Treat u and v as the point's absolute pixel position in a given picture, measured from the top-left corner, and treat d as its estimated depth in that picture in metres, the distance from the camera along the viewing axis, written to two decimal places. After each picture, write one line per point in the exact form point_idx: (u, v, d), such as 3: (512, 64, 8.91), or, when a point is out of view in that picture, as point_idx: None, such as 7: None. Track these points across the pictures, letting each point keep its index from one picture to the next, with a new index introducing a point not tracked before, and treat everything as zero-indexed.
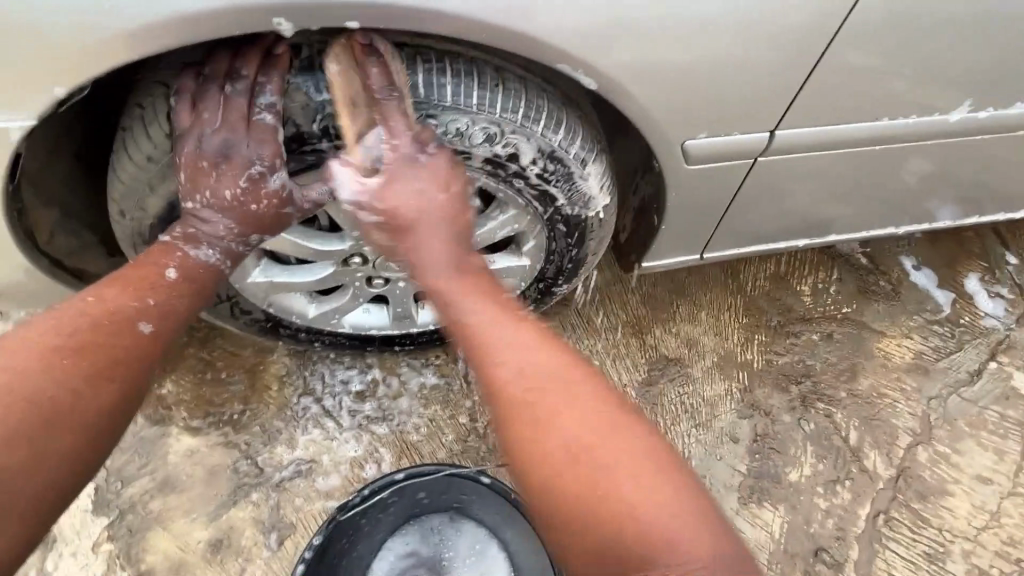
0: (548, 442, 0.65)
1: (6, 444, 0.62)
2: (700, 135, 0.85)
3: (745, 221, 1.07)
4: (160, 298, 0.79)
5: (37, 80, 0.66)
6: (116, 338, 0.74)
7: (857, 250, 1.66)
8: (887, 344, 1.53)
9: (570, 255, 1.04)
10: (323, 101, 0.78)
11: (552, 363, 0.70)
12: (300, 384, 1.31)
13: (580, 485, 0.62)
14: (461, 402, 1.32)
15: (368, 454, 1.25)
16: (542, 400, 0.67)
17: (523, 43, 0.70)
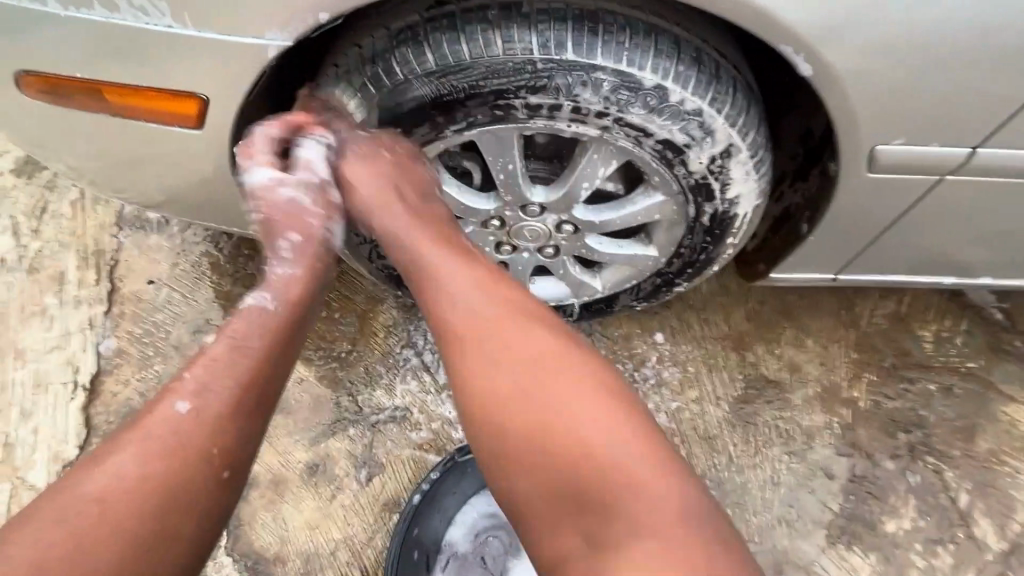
0: (494, 386, 0.69)
1: None
2: (895, 141, 0.78)
3: (894, 248, 1.00)
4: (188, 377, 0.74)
5: (302, 6, 0.70)
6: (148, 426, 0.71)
7: (993, 303, 1.50)
8: (1015, 410, 1.39)
9: (698, 252, 1.04)
10: (515, 57, 0.72)
11: (470, 319, 0.72)
12: (403, 336, 1.36)
13: (539, 437, 0.65)
14: None
15: (459, 414, 1.29)
16: (483, 334, 0.71)
17: (759, 21, 0.66)
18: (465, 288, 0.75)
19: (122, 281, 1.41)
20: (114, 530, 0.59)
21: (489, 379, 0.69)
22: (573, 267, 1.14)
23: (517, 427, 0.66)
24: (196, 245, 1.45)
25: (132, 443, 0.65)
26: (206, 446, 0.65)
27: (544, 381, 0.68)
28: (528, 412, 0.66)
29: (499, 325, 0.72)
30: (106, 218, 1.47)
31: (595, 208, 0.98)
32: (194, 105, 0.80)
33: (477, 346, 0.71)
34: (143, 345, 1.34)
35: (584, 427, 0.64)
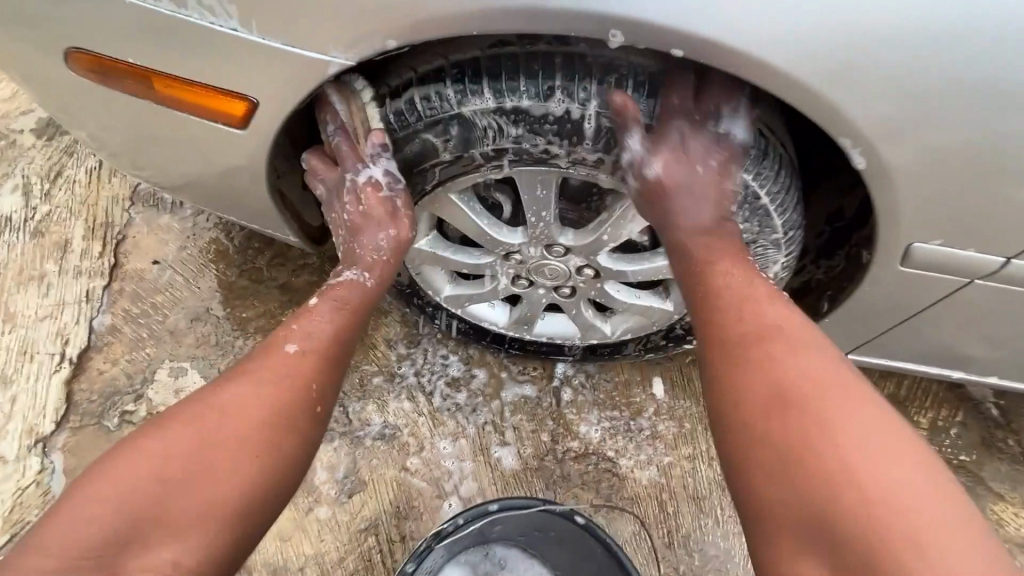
0: (755, 422, 0.66)
1: (199, 455, 0.68)
2: (934, 241, 0.79)
3: (909, 336, 1.00)
4: (312, 322, 0.83)
5: (372, 31, 0.68)
6: (277, 362, 0.78)
7: (989, 398, 1.49)
8: (1003, 509, 1.38)
9: None
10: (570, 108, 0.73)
11: (827, 373, 0.66)
12: (403, 352, 1.34)
13: (786, 461, 0.62)
14: (547, 420, 1.31)
15: (448, 440, 1.26)
16: (827, 405, 0.63)
17: (820, 110, 0.67)
18: (733, 282, 0.76)
19: (125, 257, 1.38)
20: (243, 465, 0.69)
21: (740, 410, 0.67)
22: (586, 309, 1.14)
23: (741, 387, 0.69)
24: (206, 231, 1.43)
25: (276, 358, 0.78)
26: (299, 410, 0.75)
27: (781, 386, 0.66)
28: (747, 313, 0.73)
29: (755, 307, 0.74)
30: (120, 192, 1.45)
31: (619, 256, 0.98)
32: (240, 106, 0.80)
33: (723, 331, 0.73)
34: (137, 326, 1.31)
35: (866, 416, 0.62)
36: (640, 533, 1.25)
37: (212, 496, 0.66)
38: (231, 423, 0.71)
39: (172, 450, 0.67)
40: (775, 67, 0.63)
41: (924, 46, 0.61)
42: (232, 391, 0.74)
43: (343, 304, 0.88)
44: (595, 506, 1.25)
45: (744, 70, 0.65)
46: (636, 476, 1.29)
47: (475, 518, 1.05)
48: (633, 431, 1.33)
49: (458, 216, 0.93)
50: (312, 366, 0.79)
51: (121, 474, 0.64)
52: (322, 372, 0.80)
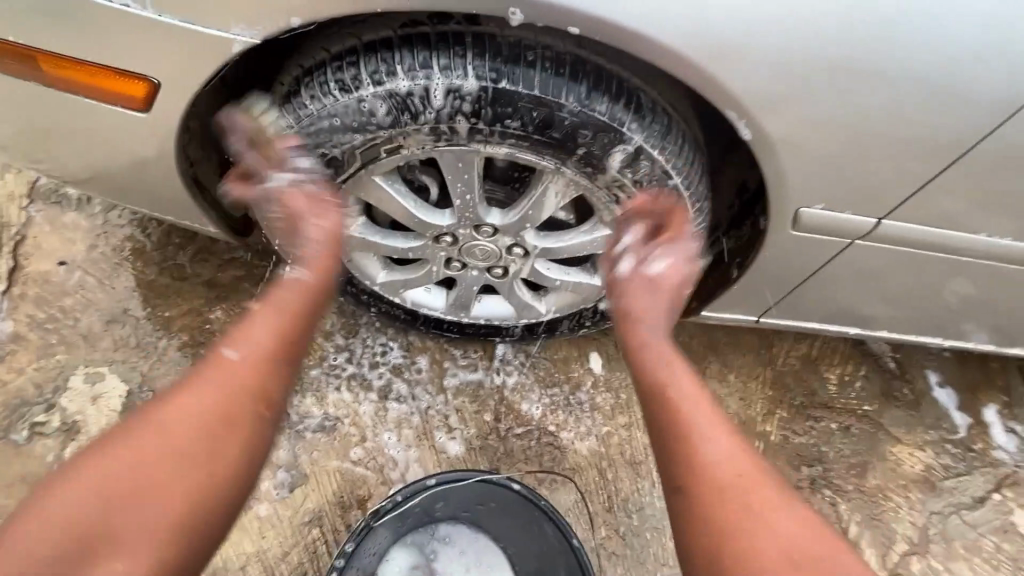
0: (674, 422, 0.81)
1: (141, 466, 0.69)
2: (816, 205, 0.88)
3: (809, 297, 1.10)
4: (255, 321, 0.82)
5: (277, 6, 0.68)
6: (213, 369, 0.78)
7: (887, 353, 1.65)
8: (900, 450, 1.55)
9: None
10: (481, 86, 0.76)
11: (689, 350, 0.89)
12: (341, 344, 1.32)
13: (687, 453, 0.78)
14: (489, 400, 1.34)
15: (391, 427, 1.27)
16: (686, 375, 0.86)
17: (719, 90, 0.73)
18: (655, 323, 0.91)
19: (27, 259, 1.28)
20: (195, 468, 0.71)
21: (659, 413, 0.82)
22: (521, 288, 1.17)
23: (665, 399, 0.83)
24: (120, 228, 1.34)
25: (215, 368, 0.78)
26: (249, 408, 0.77)
27: (690, 397, 0.82)
28: (649, 302, 0.93)
29: (672, 341, 0.90)
30: (17, 189, 1.34)
31: (546, 234, 1.01)
32: (136, 87, 0.77)
33: (648, 353, 0.88)
34: (45, 332, 1.22)
35: (745, 429, 0.82)
36: (582, 500, 1.30)
37: (169, 507, 0.69)
38: (176, 431, 0.72)
39: (120, 472, 0.69)
40: (677, 50, 0.70)
41: (785, 26, 0.68)
42: (179, 402, 0.75)
43: (288, 305, 0.85)
44: (538, 480, 1.29)
45: (650, 52, 0.71)
46: (577, 447, 1.34)
47: (414, 493, 1.07)
48: (573, 405, 1.38)
49: (384, 200, 0.92)
50: (252, 372, 0.79)
51: (73, 502, 0.67)
52: (271, 372, 0.80)
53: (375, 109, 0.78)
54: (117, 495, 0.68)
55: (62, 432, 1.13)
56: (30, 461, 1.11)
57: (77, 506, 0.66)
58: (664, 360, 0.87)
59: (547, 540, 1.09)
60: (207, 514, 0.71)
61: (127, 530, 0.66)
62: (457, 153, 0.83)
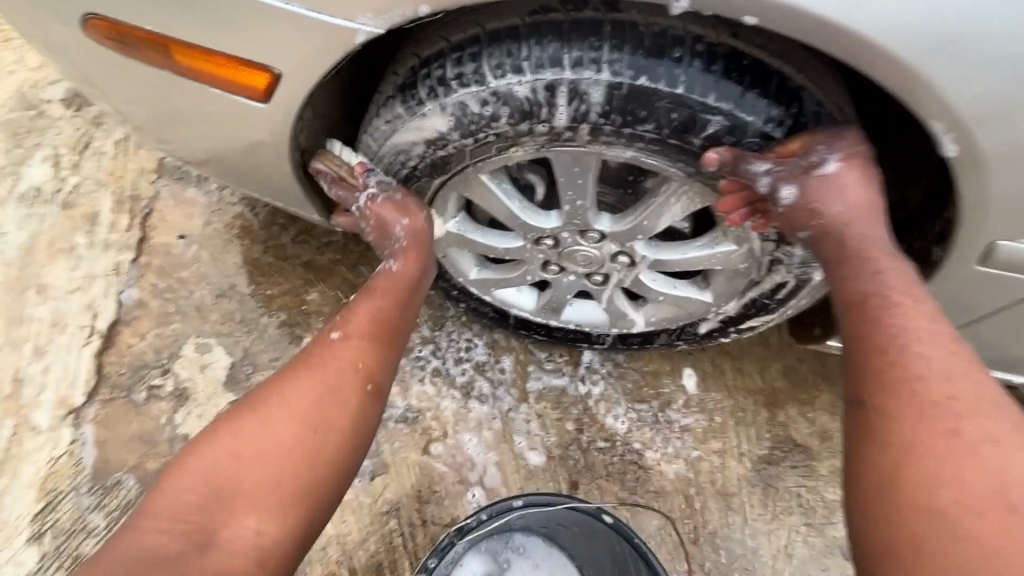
0: (894, 432, 0.63)
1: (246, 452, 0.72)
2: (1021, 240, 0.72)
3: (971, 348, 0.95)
4: (352, 310, 0.86)
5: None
6: (318, 349, 0.82)
7: None
8: None
9: (758, 307, 0.98)
10: (618, 82, 0.68)
11: (936, 333, 0.66)
12: (427, 336, 1.32)
13: (928, 473, 0.59)
14: (571, 408, 1.28)
15: (471, 425, 1.25)
16: (919, 366, 0.64)
17: (914, 91, 0.62)
18: (917, 322, 0.67)
19: (152, 231, 1.38)
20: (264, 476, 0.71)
21: (890, 422, 0.63)
22: (620, 298, 1.09)
23: (880, 389, 0.65)
24: (231, 206, 1.41)
25: (320, 350, 0.82)
26: (348, 377, 0.80)
27: (926, 414, 0.62)
28: (873, 268, 0.72)
29: (933, 346, 0.66)
30: (147, 164, 1.44)
31: (657, 243, 0.92)
32: (262, 79, 0.77)
33: (880, 355, 0.67)
34: (165, 301, 1.31)
35: (1012, 464, 0.58)
36: (665, 527, 1.22)
37: (287, 461, 0.72)
38: (278, 415, 0.75)
39: (248, 435, 0.73)
40: (872, 42, 0.59)
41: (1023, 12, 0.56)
42: (285, 386, 0.77)
43: (379, 300, 0.88)
44: (619, 499, 1.22)
45: (840, 45, 0.60)
46: (663, 469, 1.25)
47: (495, 512, 1.02)
48: (661, 423, 1.29)
49: (488, 200, 0.87)
50: (370, 326, 0.85)
51: (204, 465, 0.71)
52: (377, 340, 0.84)
53: (497, 102, 0.72)
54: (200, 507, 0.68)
55: (174, 396, 1.22)
56: (146, 420, 1.19)
57: (219, 451, 0.72)
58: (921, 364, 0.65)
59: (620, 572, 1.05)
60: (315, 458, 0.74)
61: (266, 453, 0.72)
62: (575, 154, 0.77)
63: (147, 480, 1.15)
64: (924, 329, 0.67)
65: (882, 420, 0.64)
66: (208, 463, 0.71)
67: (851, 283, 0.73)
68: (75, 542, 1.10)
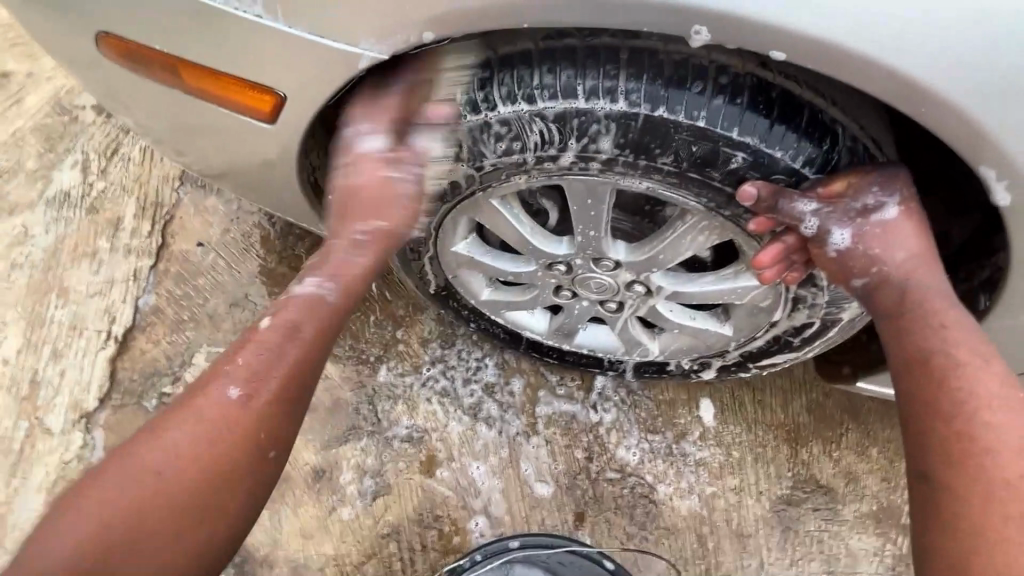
0: (972, 514, 0.57)
1: (129, 527, 0.63)
2: None
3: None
4: (252, 355, 0.71)
5: (411, 19, 0.62)
6: (207, 403, 0.69)
7: None
8: None
9: (780, 344, 0.93)
10: (636, 112, 0.65)
11: (1001, 397, 0.62)
12: (437, 354, 1.30)
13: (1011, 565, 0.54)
14: (581, 436, 1.25)
15: (477, 448, 1.22)
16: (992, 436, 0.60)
17: (960, 132, 0.58)
18: (987, 386, 0.62)
19: (172, 238, 1.40)
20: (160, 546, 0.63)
21: (968, 503, 0.57)
22: (635, 326, 1.05)
23: (956, 462, 0.60)
24: (249, 216, 1.42)
25: (211, 405, 0.69)
26: (245, 451, 0.68)
27: (999, 493, 0.57)
28: (928, 321, 0.68)
29: (1002, 411, 0.61)
30: (171, 172, 1.46)
31: (674, 273, 0.88)
32: (269, 99, 0.76)
33: (946, 421, 0.62)
34: (180, 309, 1.32)
35: None
36: (675, 566, 1.16)
37: (182, 520, 0.64)
38: (168, 483, 0.65)
39: (123, 499, 0.64)
40: (920, 81, 0.55)
41: None
42: (176, 441, 0.67)
43: (292, 334, 0.73)
44: (628, 534, 1.17)
45: (887, 85, 0.57)
46: (675, 504, 1.20)
47: (487, 552, 1.02)
48: (675, 455, 1.24)
49: (499, 224, 0.85)
50: (275, 381, 0.71)
51: (74, 529, 0.61)
52: (282, 404, 0.71)
53: (509, 129, 0.70)
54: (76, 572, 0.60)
55: None
56: None
57: (104, 508, 0.63)
58: (992, 436, 0.60)
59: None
60: (215, 526, 0.67)
61: (155, 529, 0.63)
62: (588, 184, 0.73)
63: None
64: (995, 392, 0.62)
65: (954, 498, 0.58)
66: (81, 522, 0.62)
67: (908, 344, 0.68)
68: None
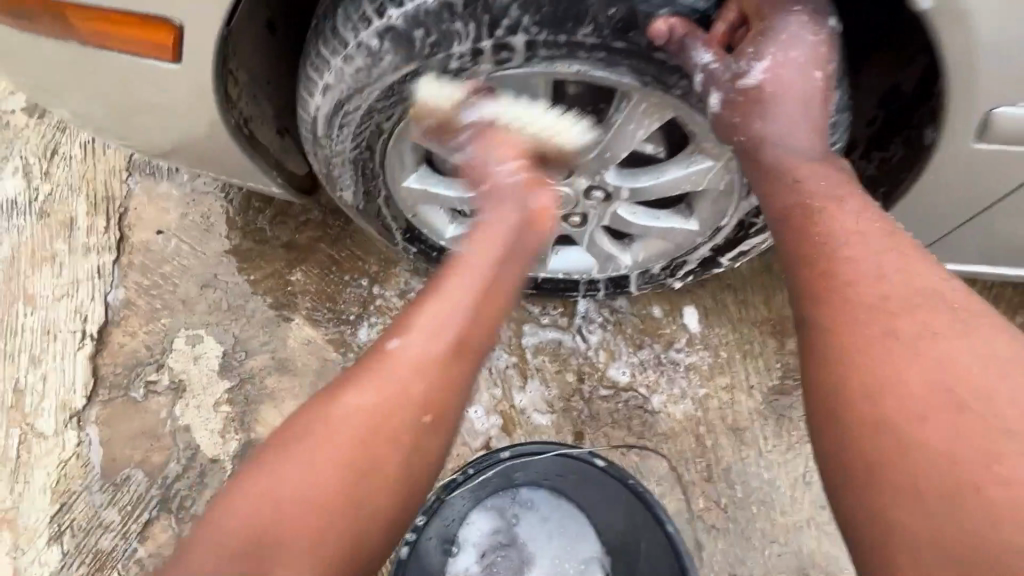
0: (871, 396, 0.54)
1: (318, 487, 0.59)
2: (1020, 103, 0.65)
3: (997, 236, 0.87)
4: (421, 305, 0.67)
5: None
6: (378, 363, 0.65)
7: None
8: None
9: (747, 229, 0.93)
10: None
11: (885, 262, 0.59)
12: None
13: (899, 444, 0.50)
14: (570, 360, 1.26)
15: (468, 386, 1.23)
16: (881, 301, 0.57)
17: None
18: (865, 253, 0.60)
19: (130, 229, 1.36)
20: (340, 508, 0.59)
21: (864, 382, 0.54)
22: (603, 238, 1.04)
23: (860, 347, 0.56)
24: (205, 196, 1.38)
25: (383, 362, 0.65)
26: (421, 404, 0.64)
27: (888, 365, 0.54)
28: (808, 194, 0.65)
29: (884, 276, 0.58)
30: (116, 163, 1.41)
31: (629, 172, 0.87)
32: (167, 36, 0.73)
33: (835, 304, 0.59)
34: (151, 298, 1.30)
35: (1005, 395, 0.50)
36: (675, 468, 1.19)
37: (357, 478, 0.60)
38: (344, 441, 0.61)
39: (293, 464, 0.59)
40: None
41: None
42: (351, 401, 0.63)
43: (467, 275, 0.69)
44: (627, 444, 1.20)
45: None
46: (669, 411, 1.22)
47: (483, 465, 1.01)
48: (664, 364, 1.26)
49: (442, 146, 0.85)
50: (447, 329, 0.66)
51: (296, 487, 0.58)
52: (450, 361, 0.66)
53: (427, 30, 0.67)
54: (267, 535, 0.57)
55: (171, 389, 1.22)
56: (147, 416, 1.20)
57: (323, 472, 0.60)
58: (870, 298, 0.57)
59: (635, 520, 1.01)
60: (387, 485, 0.62)
61: (319, 529, 0.58)
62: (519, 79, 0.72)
63: (156, 471, 1.17)
64: (881, 256, 0.59)
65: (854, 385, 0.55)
66: (292, 481, 0.59)
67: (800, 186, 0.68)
68: (95, 537, 1.13)
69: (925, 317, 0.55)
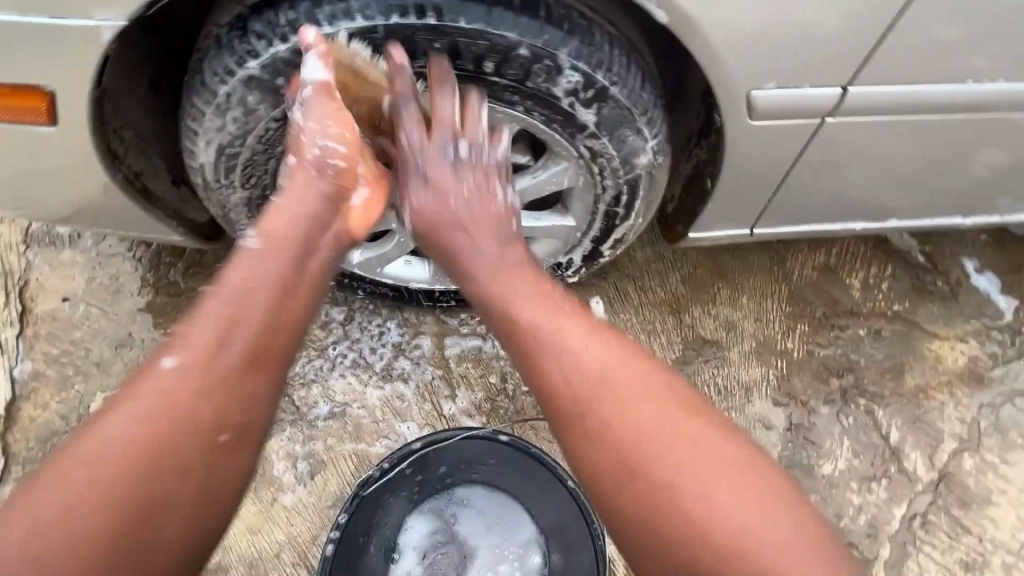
0: (592, 452, 0.68)
1: (95, 510, 0.57)
2: (768, 86, 0.85)
3: (807, 195, 1.08)
4: (207, 307, 0.69)
5: None
6: (153, 379, 0.64)
7: (914, 248, 1.59)
8: (938, 346, 1.46)
9: (615, 218, 1.03)
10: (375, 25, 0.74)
11: (586, 353, 0.73)
12: (340, 332, 1.34)
13: (602, 501, 0.67)
14: (493, 363, 1.34)
15: (398, 403, 1.28)
16: (594, 399, 0.70)
17: None
18: (570, 340, 0.74)
19: (34, 301, 1.33)
20: (128, 520, 0.58)
21: (588, 442, 0.68)
22: None
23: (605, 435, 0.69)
24: (113, 257, 1.38)
25: (150, 380, 0.64)
26: (210, 406, 0.65)
27: (597, 427, 0.69)
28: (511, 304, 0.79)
29: (584, 354, 0.73)
30: (14, 237, 1.38)
31: None
32: (39, 101, 0.78)
33: (558, 380, 0.72)
34: (62, 365, 1.27)
35: (661, 429, 0.67)
36: None
37: (142, 490, 0.59)
38: (123, 454, 0.60)
39: (62, 488, 0.58)
40: None
41: None
42: (124, 417, 0.62)
43: (254, 274, 0.71)
44: (554, 432, 1.28)
45: None
46: None
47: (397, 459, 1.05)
48: None
49: None
50: (230, 327, 0.68)
51: (75, 513, 0.56)
52: (236, 358, 0.67)
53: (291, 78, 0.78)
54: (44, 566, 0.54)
55: None
56: None
57: (97, 498, 0.58)
58: (577, 384, 0.72)
59: (563, 510, 1.07)
60: (194, 488, 0.62)
61: (109, 556, 0.56)
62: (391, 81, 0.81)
63: None
64: (572, 336, 0.75)
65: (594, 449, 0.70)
66: (65, 508, 0.57)
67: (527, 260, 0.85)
68: None
69: (609, 385, 0.71)
